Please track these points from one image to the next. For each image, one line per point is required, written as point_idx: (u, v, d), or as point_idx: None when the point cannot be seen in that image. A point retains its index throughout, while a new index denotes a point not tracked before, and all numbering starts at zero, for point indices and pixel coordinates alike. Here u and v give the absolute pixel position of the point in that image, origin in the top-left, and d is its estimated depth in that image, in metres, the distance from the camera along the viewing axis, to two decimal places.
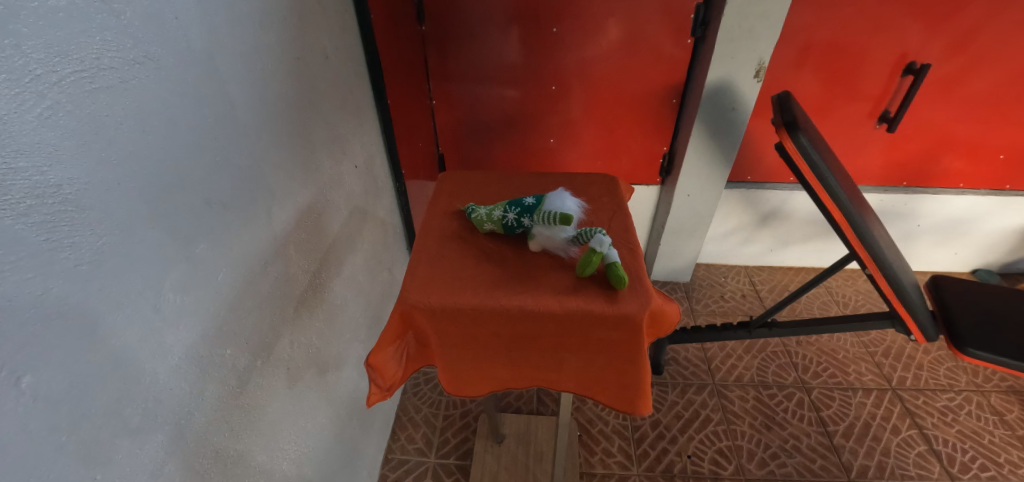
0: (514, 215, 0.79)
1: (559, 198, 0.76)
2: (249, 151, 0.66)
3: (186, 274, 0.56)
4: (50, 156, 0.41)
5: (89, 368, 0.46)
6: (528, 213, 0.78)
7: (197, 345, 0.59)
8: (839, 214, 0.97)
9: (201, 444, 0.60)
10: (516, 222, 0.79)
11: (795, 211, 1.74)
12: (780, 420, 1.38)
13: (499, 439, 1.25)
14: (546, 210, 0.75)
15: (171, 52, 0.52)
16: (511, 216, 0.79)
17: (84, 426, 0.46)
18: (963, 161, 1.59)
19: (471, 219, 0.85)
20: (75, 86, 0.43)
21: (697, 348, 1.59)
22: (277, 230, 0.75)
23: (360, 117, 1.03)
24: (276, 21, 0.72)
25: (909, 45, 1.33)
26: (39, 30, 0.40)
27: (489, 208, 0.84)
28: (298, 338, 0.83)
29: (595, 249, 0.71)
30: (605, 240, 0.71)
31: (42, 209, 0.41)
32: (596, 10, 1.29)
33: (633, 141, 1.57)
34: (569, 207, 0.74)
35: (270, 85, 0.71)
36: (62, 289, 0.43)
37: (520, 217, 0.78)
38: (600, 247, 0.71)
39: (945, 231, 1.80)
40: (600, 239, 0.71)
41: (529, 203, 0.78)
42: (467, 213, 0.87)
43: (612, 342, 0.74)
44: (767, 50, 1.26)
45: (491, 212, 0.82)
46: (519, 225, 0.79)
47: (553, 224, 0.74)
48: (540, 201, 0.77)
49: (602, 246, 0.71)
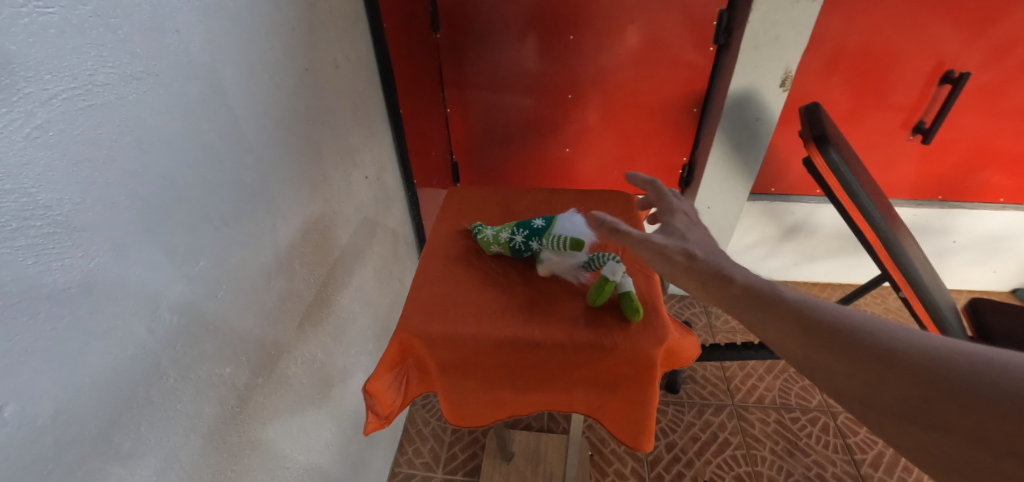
0: (522, 238, 0.76)
1: (570, 221, 0.75)
2: (252, 165, 0.65)
3: (183, 293, 0.55)
4: (39, 177, 0.40)
5: (78, 393, 0.44)
6: (537, 236, 0.76)
7: (193, 366, 0.57)
8: (872, 234, 0.91)
9: (197, 465, 0.58)
10: (524, 246, 0.77)
11: (822, 225, 1.67)
12: (803, 445, 1.32)
13: (507, 456, 1.22)
14: (556, 235, 0.74)
15: (171, 68, 0.51)
16: (520, 239, 0.76)
17: (71, 454, 0.44)
18: (1004, 175, 1.51)
19: (478, 240, 0.82)
20: (67, 103, 0.41)
21: (715, 366, 1.53)
22: (282, 245, 0.73)
23: (371, 128, 1.02)
24: (284, 31, 0.71)
25: (947, 52, 1.26)
26: (29, 47, 0.39)
27: (497, 229, 0.82)
28: (303, 353, 0.81)
29: (607, 277, 0.69)
30: (617, 268, 0.69)
31: (29, 231, 0.40)
32: (614, 15, 1.25)
33: (651, 151, 1.53)
34: (580, 231, 0.74)
35: (275, 96, 0.69)
36: (51, 312, 0.42)
37: (528, 241, 0.76)
38: (612, 276, 0.69)
39: (982, 248, 1.71)
40: (613, 268, 0.69)
41: (537, 226, 0.77)
42: (474, 232, 0.85)
43: (624, 376, 0.70)
44: (794, 58, 1.20)
45: (497, 233, 0.80)
46: (527, 249, 0.76)
47: (563, 248, 0.74)
48: (550, 224, 0.76)
49: (615, 274, 0.69)
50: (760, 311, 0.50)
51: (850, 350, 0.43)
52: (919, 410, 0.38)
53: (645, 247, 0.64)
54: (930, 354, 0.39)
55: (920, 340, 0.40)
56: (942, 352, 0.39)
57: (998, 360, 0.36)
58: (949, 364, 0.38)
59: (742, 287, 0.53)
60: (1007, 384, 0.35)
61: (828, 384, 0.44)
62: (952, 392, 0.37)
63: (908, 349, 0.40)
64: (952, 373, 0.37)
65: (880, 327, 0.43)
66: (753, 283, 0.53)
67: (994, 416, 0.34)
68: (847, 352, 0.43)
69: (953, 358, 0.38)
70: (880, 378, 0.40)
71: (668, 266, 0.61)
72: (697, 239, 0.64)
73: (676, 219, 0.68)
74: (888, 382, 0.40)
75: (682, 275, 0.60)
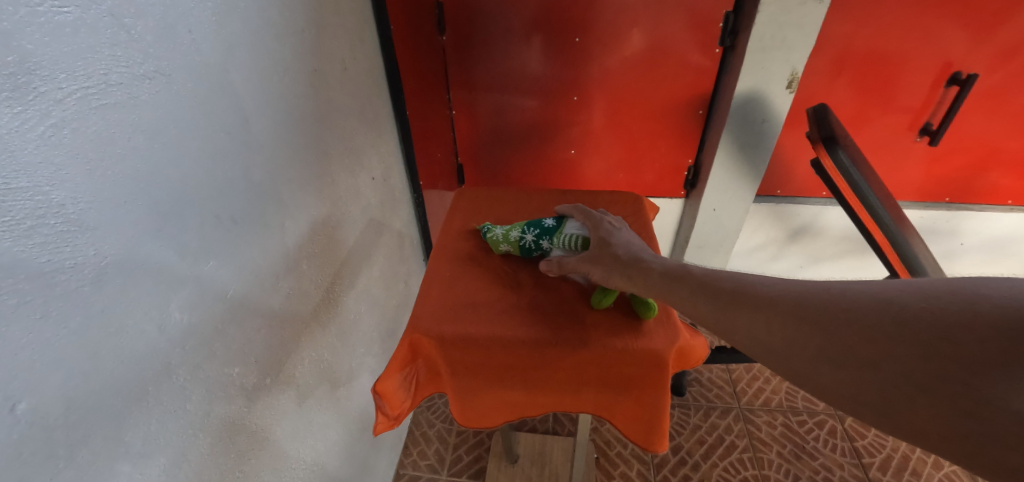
0: (533, 237, 0.77)
1: (581, 223, 0.76)
2: (262, 166, 0.65)
3: (193, 292, 0.55)
4: (53, 176, 0.40)
5: (88, 392, 0.44)
6: (548, 236, 0.77)
7: (202, 366, 0.57)
8: (881, 236, 0.91)
9: (206, 465, 0.58)
10: (534, 245, 0.78)
11: (828, 227, 1.67)
12: (811, 449, 1.31)
13: (513, 459, 1.21)
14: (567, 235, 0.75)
15: (183, 68, 0.51)
16: (530, 238, 0.78)
17: (82, 452, 0.44)
18: (1013, 178, 1.50)
19: (487, 239, 0.83)
20: (81, 102, 0.42)
21: (720, 368, 1.53)
22: (290, 245, 0.73)
23: (378, 130, 1.02)
24: (294, 33, 0.71)
25: (954, 54, 1.25)
26: (44, 46, 0.39)
27: (506, 228, 0.82)
28: (310, 354, 0.81)
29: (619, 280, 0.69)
30: None
31: (44, 229, 0.40)
32: (619, 17, 1.25)
33: (656, 153, 1.53)
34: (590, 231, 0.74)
35: (284, 97, 0.70)
36: (63, 311, 0.42)
37: (539, 239, 0.77)
38: None
39: (989, 250, 1.70)
40: None
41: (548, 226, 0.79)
42: (482, 232, 0.85)
43: (635, 377, 0.70)
44: (800, 60, 1.20)
45: (507, 232, 0.80)
46: (537, 248, 0.77)
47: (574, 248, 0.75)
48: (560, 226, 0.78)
49: None
50: (680, 294, 0.58)
51: (758, 310, 0.49)
52: (850, 355, 0.41)
53: (583, 263, 0.70)
54: (831, 301, 0.44)
55: (815, 291, 0.47)
56: (828, 295, 0.45)
57: (876, 288, 0.42)
58: (851, 304, 0.43)
59: (660, 273, 0.62)
60: (894, 307, 0.40)
61: (749, 344, 0.49)
62: (868, 328, 0.41)
63: (806, 300, 0.46)
64: (843, 307, 0.43)
65: (778, 287, 0.50)
66: (670, 269, 0.61)
67: (937, 350, 0.36)
68: (761, 317, 0.49)
69: (836, 295, 0.44)
70: (795, 331, 0.45)
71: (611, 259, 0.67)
72: (626, 240, 0.70)
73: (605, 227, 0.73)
74: (805, 334, 0.45)
75: (614, 274, 0.66)
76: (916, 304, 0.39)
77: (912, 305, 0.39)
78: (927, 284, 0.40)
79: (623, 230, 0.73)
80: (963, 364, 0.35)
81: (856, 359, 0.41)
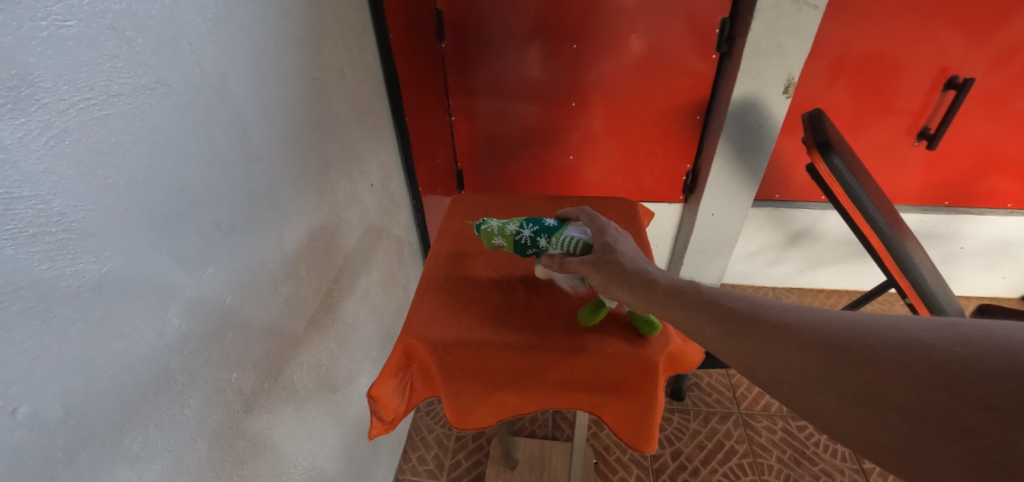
0: (531, 232, 0.76)
1: (582, 228, 0.76)
2: (260, 174, 0.66)
3: (191, 299, 0.55)
4: (54, 185, 0.41)
5: (88, 397, 0.45)
6: (546, 234, 0.76)
7: (201, 371, 0.58)
8: (876, 241, 0.91)
9: (205, 469, 0.59)
10: (530, 241, 0.77)
11: (827, 232, 1.67)
12: (811, 454, 1.31)
13: (512, 464, 1.21)
14: (565, 236, 0.74)
15: (183, 78, 0.52)
16: (527, 234, 0.77)
17: (81, 456, 0.45)
18: (1011, 181, 1.50)
19: (479, 232, 0.81)
20: (83, 113, 0.43)
21: (720, 373, 1.53)
22: (288, 251, 0.74)
23: (377, 137, 1.03)
24: (293, 43, 0.72)
25: (951, 58, 1.26)
26: (47, 59, 0.40)
27: (501, 222, 0.81)
28: (308, 359, 0.82)
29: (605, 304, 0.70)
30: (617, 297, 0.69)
31: (45, 237, 0.41)
32: (616, 24, 1.27)
33: (655, 158, 1.53)
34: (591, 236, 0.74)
35: (283, 106, 0.71)
36: (64, 316, 0.43)
37: (536, 235, 0.76)
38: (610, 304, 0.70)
39: (989, 254, 1.70)
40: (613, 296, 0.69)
41: (548, 227, 0.78)
42: (475, 226, 0.83)
43: (628, 381, 0.70)
44: (796, 65, 1.21)
45: (503, 226, 0.79)
46: (533, 245, 0.76)
47: (573, 252, 0.73)
48: (561, 229, 0.78)
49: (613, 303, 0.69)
50: (689, 313, 0.56)
51: (776, 338, 0.47)
52: (859, 387, 0.41)
53: (584, 265, 0.69)
54: (856, 337, 0.43)
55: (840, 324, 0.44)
56: (851, 330, 0.43)
57: (908, 328, 0.40)
58: (883, 343, 0.41)
59: (665, 287, 0.60)
60: (924, 349, 0.38)
61: (762, 370, 0.48)
62: (896, 371, 0.39)
63: (828, 333, 0.44)
64: (858, 340, 0.42)
65: (798, 314, 0.48)
66: (677, 285, 0.60)
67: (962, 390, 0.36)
68: (777, 346, 0.47)
69: (848, 325, 0.44)
70: (816, 364, 0.44)
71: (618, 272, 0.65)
72: (629, 248, 0.69)
73: (608, 234, 0.72)
74: (830, 370, 0.43)
75: (614, 282, 0.65)
76: (945, 346, 0.38)
77: (935, 346, 0.38)
78: (956, 328, 0.38)
79: (625, 241, 0.71)
80: (986, 404, 0.34)
81: (864, 391, 0.40)
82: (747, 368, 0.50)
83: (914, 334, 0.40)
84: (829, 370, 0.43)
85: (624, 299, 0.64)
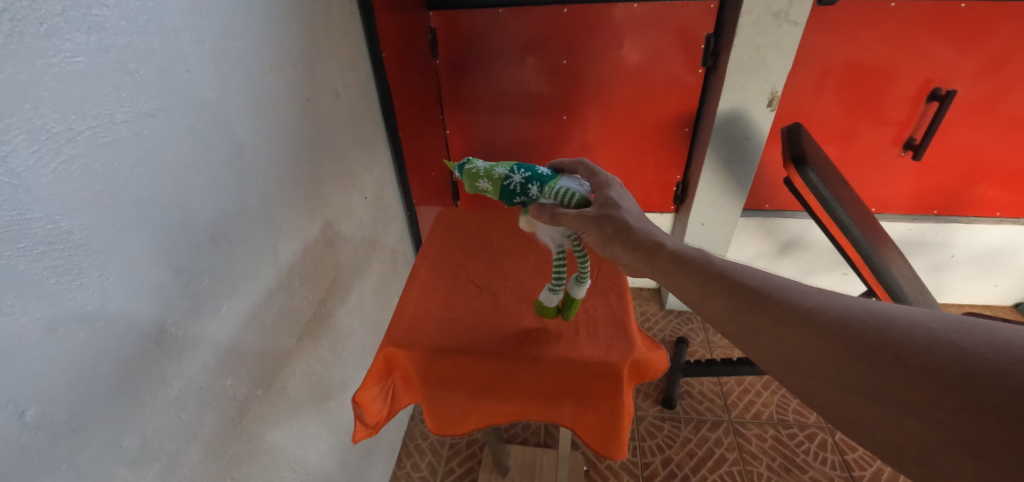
0: (522, 178, 0.75)
1: (580, 181, 0.78)
2: (255, 191, 0.70)
3: (188, 309, 0.59)
4: (61, 206, 0.45)
5: (90, 400, 0.49)
6: (538, 182, 0.75)
7: (198, 377, 0.61)
8: (853, 251, 0.94)
9: (201, 469, 0.63)
10: (520, 188, 0.75)
11: (817, 241, 1.69)
12: (800, 462, 1.32)
13: (502, 471, 1.24)
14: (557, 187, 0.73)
15: (182, 104, 0.56)
16: (518, 179, 0.75)
17: (82, 456, 0.49)
18: (999, 190, 1.52)
19: (463, 173, 0.77)
20: (90, 140, 0.47)
21: (712, 381, 1.54)
22: (283, 263, 0.78)
23: (371, 151, 1.07)
24: (287, 66, 0.77)
25: (934, 70, 1.29)
26: (57, 93, 0.44)
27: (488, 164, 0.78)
28: (301, 367, 0.85)
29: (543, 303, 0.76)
30: (549, 296, 0.75)
31: (53, 254, 0.45)
32: (605, 41, 1.31)
33: (646, 169, 1.57)
34: (586, 189, 0.76)
35: (278, 126, 0.75)
36: (70, 327, 0.46)
37: (527, 182, 0.75)
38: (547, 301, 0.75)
39: (980, 262, 1.71)
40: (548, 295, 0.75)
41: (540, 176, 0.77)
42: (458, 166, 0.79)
43: (597, 388, 0.73)
44: (779, 79, 1.24)
45: (491, 168, 0.76)
46: (523, 191, 0.75)
47: (566, 203, 0.73)
48: (553, 179, 0.76)
49: (547, 301, 0.75)
50: (695, 285, 0.61)
51: (788, 318, 0.51)
52: (845, 387, 0.45)
53: (582, 220, 0.70)
54: (876, 330, 0.45)
55: (861, 313, 0.48)
56: (872, 317, 0.47)
57: (945, 329, 0.43)
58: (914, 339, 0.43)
59: (670, 251, 0.65)
60: (955, 350, 0.41)
61: (756, 351, 0.54)
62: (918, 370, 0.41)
63: (847, 319, 0.48)
64: (877, 326, 0.46)
65: (811, 299, 0.52)
66: (681, 250, 0.64)
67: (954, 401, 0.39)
68: (789, 329, 0.51)
69: (868, 315, 0.47)
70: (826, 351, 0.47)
71: (629, 237, 0.68)
72: (629, 207, 0.72)
73: (609, 189, 0.74)
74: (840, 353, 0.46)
75: (615, 241, 0.69)
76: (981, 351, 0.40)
77: (947, 343, 0.42)
78: (987, 334, 0.40)
79: (627, 202, 0.73)
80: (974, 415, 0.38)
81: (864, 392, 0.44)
82: (756, 347, 0.53)
83: (930, 333, 0.43)
84: (836, 352, 0.46)
85: (628, 264, 0.69)
